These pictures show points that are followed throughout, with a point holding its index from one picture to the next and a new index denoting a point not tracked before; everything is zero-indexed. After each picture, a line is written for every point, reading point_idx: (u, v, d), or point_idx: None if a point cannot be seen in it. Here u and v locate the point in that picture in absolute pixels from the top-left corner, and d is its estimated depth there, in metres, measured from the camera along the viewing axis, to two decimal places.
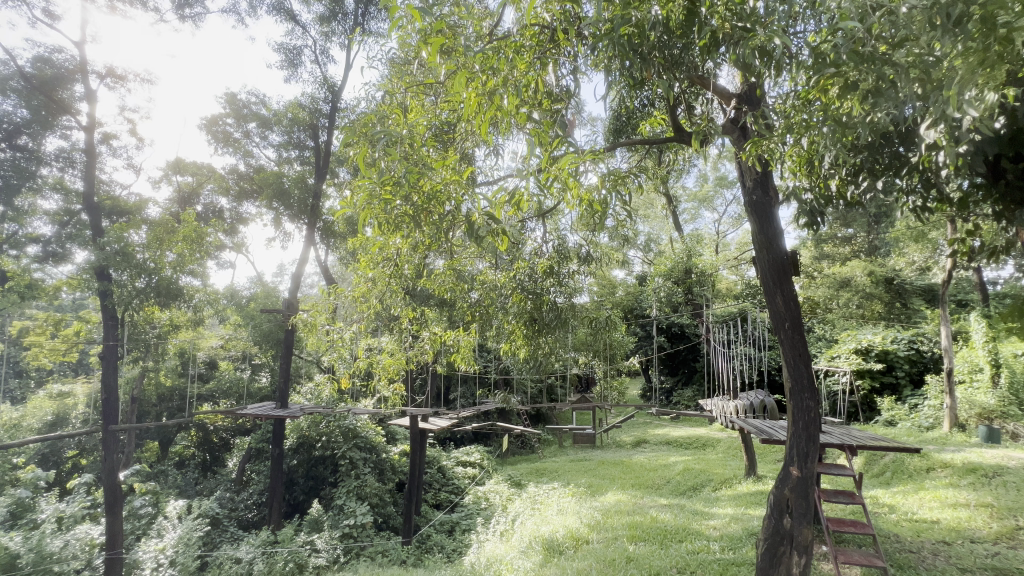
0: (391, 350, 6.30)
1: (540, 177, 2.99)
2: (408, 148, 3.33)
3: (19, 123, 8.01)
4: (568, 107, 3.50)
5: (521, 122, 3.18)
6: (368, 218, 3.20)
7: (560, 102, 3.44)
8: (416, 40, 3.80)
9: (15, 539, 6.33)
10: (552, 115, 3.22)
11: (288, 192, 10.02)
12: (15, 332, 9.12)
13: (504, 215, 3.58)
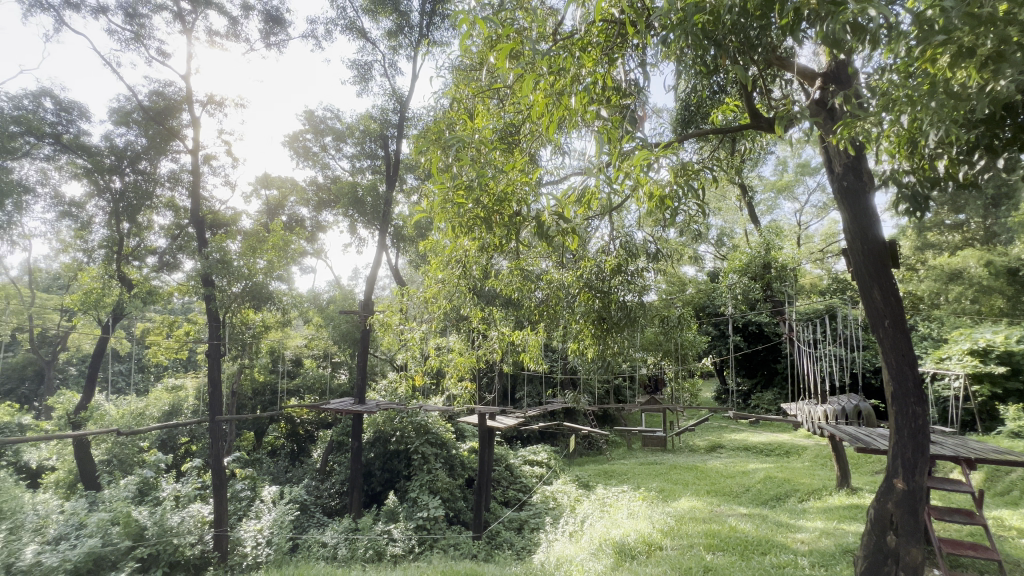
0: (461, 350, 6.48)
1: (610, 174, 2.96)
2: (478, 152, 3.43)
3: (139, 150, 9.17)
4: (637, 102, 3.42)
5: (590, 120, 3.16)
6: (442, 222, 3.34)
7: (629, 97, 3.38)
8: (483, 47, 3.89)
9: (145, 512, 7.41)
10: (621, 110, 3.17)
11: (362, 200, 10.62)
12: (139, 332, 10.42)
13: (573, 214, 3.57)
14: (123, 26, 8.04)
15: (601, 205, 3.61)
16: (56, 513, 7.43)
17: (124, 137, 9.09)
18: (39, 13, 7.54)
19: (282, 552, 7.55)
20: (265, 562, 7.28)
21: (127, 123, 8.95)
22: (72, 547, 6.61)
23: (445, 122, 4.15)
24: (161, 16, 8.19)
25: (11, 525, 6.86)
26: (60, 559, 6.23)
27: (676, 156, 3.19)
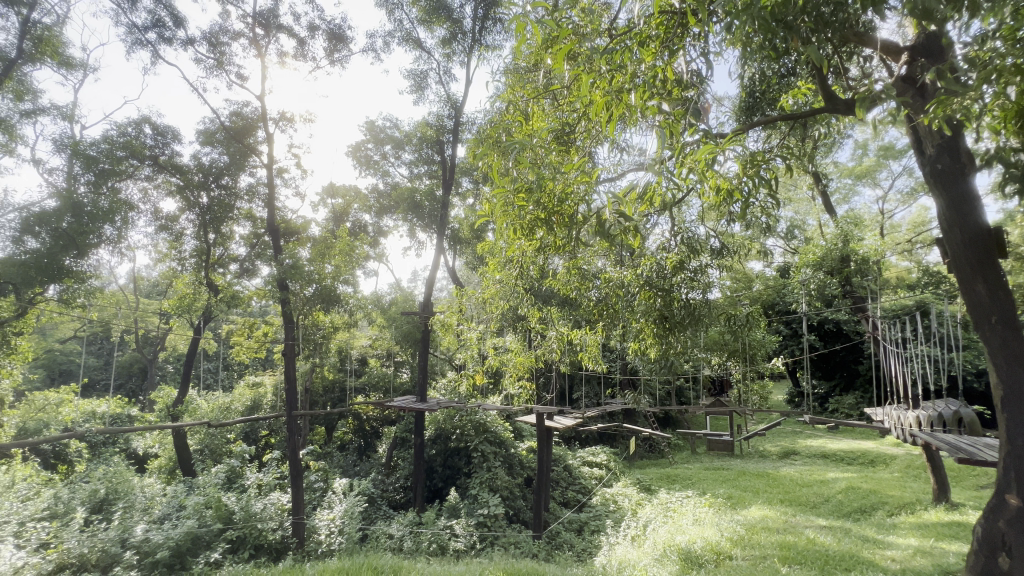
0: (519, 349, 6.51)
1: (673, 170, 2.87)
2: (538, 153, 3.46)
3: (222, 167, 10.02)
4: (700, 93, 3.29)
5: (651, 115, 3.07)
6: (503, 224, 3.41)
7: (692, 89, 3.25)
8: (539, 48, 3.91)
9: (233, 498, 8.10)
10: (683, 103, 3.06)
11: (420, 205, 10.97)
12: (224, 333, 11.36)
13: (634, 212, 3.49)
14: (207, 54, 8.81)
15: (663, 201, 3.51)
16: (159, 496, 8.26)
17: (209, 155, 9.94)
18: (138, 48, 8.43)
19: (352, 541, 7.97)
20: (338, 550, 7.70)
21: (212, 142, 9.78)
22: (174, 527, 7.36)
23: (501, 126, 4.20)
24: (239, 43, 8.89)
25: (124, 505, 7.72)
26: (163, 538, 6.94)
27: (742, 146, 3.02)
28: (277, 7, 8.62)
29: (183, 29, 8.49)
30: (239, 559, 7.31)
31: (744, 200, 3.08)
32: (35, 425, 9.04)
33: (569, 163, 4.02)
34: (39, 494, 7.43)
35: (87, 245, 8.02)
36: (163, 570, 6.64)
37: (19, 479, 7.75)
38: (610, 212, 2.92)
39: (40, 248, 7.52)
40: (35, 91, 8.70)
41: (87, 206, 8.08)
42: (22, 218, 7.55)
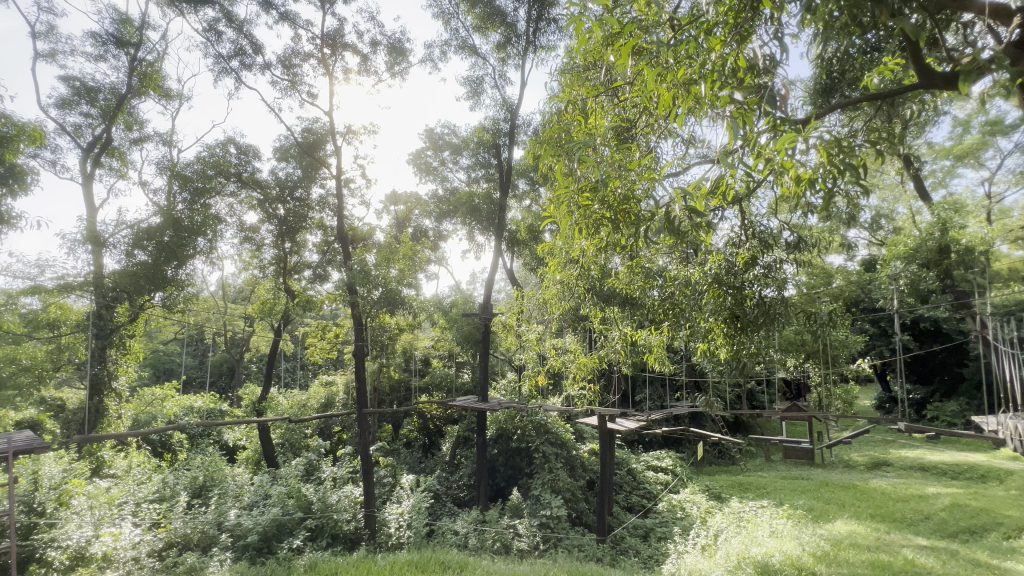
0: (580, 350, 6.42)
1: (749, 161, 2.71)
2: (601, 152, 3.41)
3: (296, 180, 10.76)
4: (775, 78, 3.09)
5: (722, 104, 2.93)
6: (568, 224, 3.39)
7: (765, 75, 3.06)
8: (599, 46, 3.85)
9: (312, 489, 8.66)
10: (757, 90, 2.89)
11: (478, 208, 11.18)
12: (300, 335, 12.16)
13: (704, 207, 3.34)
14: (282, 76, 9.52)
15: (734, 194, 3.33)
16: (248, 484, 8.99)
17: (285, 170, 10.71)
18: (223, 76, 9.26)
19: (420, 535, 8.25)
20: (407, 543, 8.00)
21: (287, 158, 10.53)
22: (261, 513, 7.99)
23: (560, 127, 4.22)
24: (309, 64, 9.53)
25: (218, 492, 8.49)
26: (253, 523, 7.55)
27: (825, 130, 2.79)
28: (342, 27, 9.14)
29: (262, 55, 9.23)
30: (318, 546, 7.79)
31: (827, 188, 2.85)
32: (145, 417, 10.13)
33: (632, 159, 3.94)
34: (150, 478, 8.34)
35: (184, 256, 8.89)
36: (253, 552, 7.24)
37: (134, 464, 8.73)
38: (680, 208, 2.81)
39: (147, 260, 8.45)
40: (142, 121, 9.80)
41: (185, 220, 8.97)
42: (134, 234, 8.57)
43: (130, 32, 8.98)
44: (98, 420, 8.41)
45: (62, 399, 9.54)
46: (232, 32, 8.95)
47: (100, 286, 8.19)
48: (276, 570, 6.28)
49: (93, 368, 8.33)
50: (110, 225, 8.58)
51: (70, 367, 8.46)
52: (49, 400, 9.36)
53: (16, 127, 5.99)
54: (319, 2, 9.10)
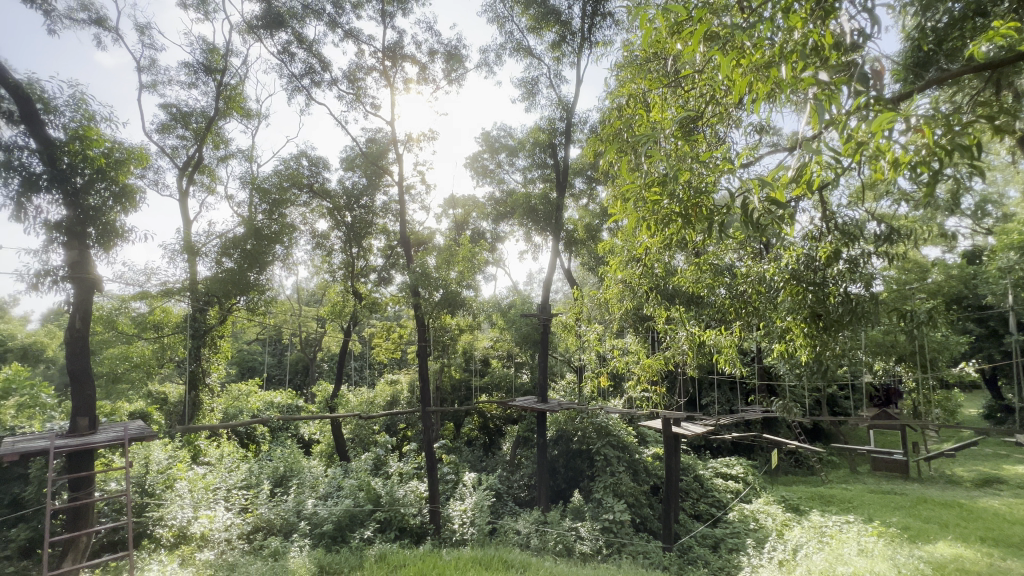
0: (643, 350, 6.23)
1: (837, 147, 2.48)
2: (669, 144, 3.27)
3: (362, 188, 11.32)
4: (862, 56, 2.83)
5: (803, 87, 2.71)
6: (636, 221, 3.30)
7: (850, 53, 2.81)
8: (663, 36, 3.71)
9: (381, 483, 9.06)
10: (843, 70, 2.65)
11: (535, 208, 11.19)
12: (367, 336, 12.76)
13: (783, 200, 3.11)
14: (347, 90, 10.05)
15: (817, 183, 3.08)
16: (323, 475, 9.54)
17: (351, 179, 11.28)
18: (296, 93, 9.92)
19: (483, 533, 8.38)
20: (470, 540, 8.15)
21: (353, 168, 11.11)
22: (335, 503, 8.47)
23: (621, 122, 4.14)
24: (372, 76, 9.99)
25: (297, 482, 9.09)
26: (328, 512, 8.01)
27: (926, 108, 2.50)
28: (402, 38, 9.50)
29: (329, 71, 9.79)
30: (387, 538, 8.13)
31: (930, 170, 2.56)
32: (233, 411, 11.05)
33: (699, 151, 3.78)
34: (238, 467, 9.09)
35: (265, 262, 9.61)
36: (328, 540, 7.68)
37: (225, 453, 9.56)
38: (758, 201, 2.64)
39: (233, 267, 9.21)
40: (227, 140, 10.72)
41: (265, 229, 9.69)
42: (222, 243, 9.39)
43: (217, 60, 9.86)
44: (195, 412, 9.32)
45: (165, 392, 10.62)
46: (302, 52, 9.58)
47: (195, 291, 9.04)
48: (349, 558, 6.63)
49: (190, 365, 9.20)
50: (203, 236, 9.45)
51: (171, 364, 9.42)
52: (154, 393, 10.45)
53: (128, 152, 6.78)
54: (380, 17, 9.52)
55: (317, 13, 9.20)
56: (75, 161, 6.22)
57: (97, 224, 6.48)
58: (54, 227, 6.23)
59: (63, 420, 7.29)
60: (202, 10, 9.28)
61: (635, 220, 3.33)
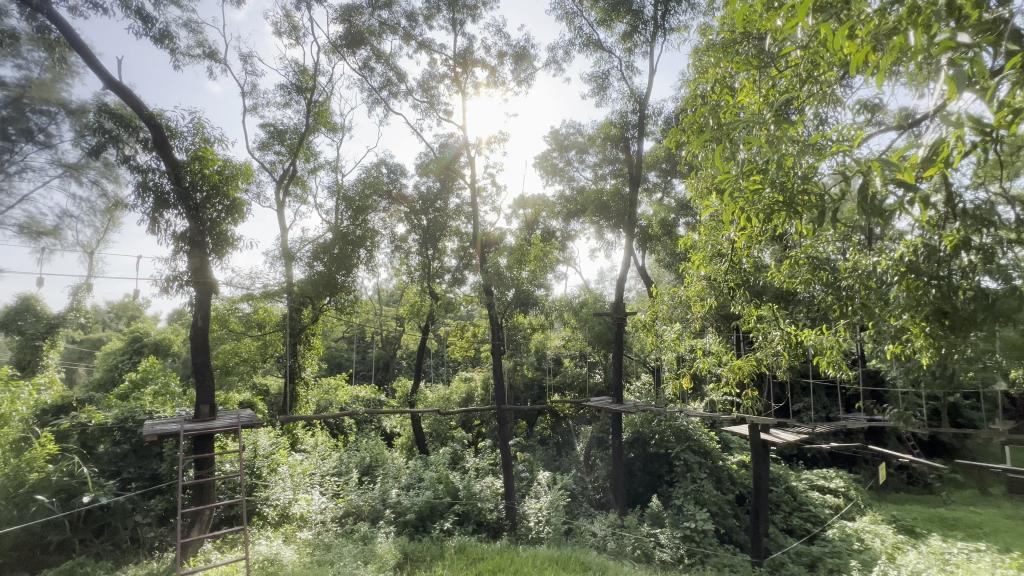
0: (727, 352, 5.88)
1: (981, 121, 2.14)
2: (767, 128, 3.00)
3: (436, 192, 11.75)
4: (1008, 12, 2.41)
5: (932, 53, 2.36)
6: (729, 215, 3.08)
7: (992, 10, 2.42)
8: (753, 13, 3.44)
9: (459, 477, 9.36)
10: (987, 30, 2.27)
11: (607, 205, 10.96)
12: (443, 334, 13.22)
13: (906, 185, 2.74)
14: (422, 99, 10.50)
15: (949, 163, 2.68)
16: (405, 466, 10.04)
17: (426, 184, 11.76)
18: (375, 106, 10.53)
19: (559, 533, 8.37)
20: (547, 539, 8.20)
21: (428, 173, 11.59)
22: (417, 494, 8.88)
23: (707, 110, 3.94)
24: (444, 84, 10.34)
25: (382, 472, 9.65)
26: (411, 502, 8.43)
27: None
28: (471, 44, 9.75)
29: (405, 82, 10.30)
30: (466, 530, 8.39)
31: None
32: (325, 403, 11.95)
33: (797, 136, 3.48)
34: (330, 455, 9.83)
35: (351, 266, 10.31)
36: (411, 529, 8.08)
37: (319, 442, 10.38)
38: (880, 188, 2.34)
39: (324, 270, 9.97)
40: (316, 153, 11.61)
41: (351, 235, 10.38)
42: (314, 249, 10.20)
43: (307, 80, 10.71)
44: (292, 404, 10.20)
45: (267, 385, 11.72)
46: (381, 66, 10.15)
47: (292, 293, 9.90)
48: (431, 547, 6.93)
49: (287, 360, 10.09)
50: (298, 243, 10.32)
51: (273, 359, 10.38)
52: (258, 386, 11.58)
53: (237, 169, 7.59)
54: (451, 26, 9.84)
55: (394, 28, 9.71)
56: (196, 179, 7.08)
57: (213, 234, 7.32)
58: (181, 237, 7.12)
59: (187, 407, 8.32)
60: (293, 35, 10.14)
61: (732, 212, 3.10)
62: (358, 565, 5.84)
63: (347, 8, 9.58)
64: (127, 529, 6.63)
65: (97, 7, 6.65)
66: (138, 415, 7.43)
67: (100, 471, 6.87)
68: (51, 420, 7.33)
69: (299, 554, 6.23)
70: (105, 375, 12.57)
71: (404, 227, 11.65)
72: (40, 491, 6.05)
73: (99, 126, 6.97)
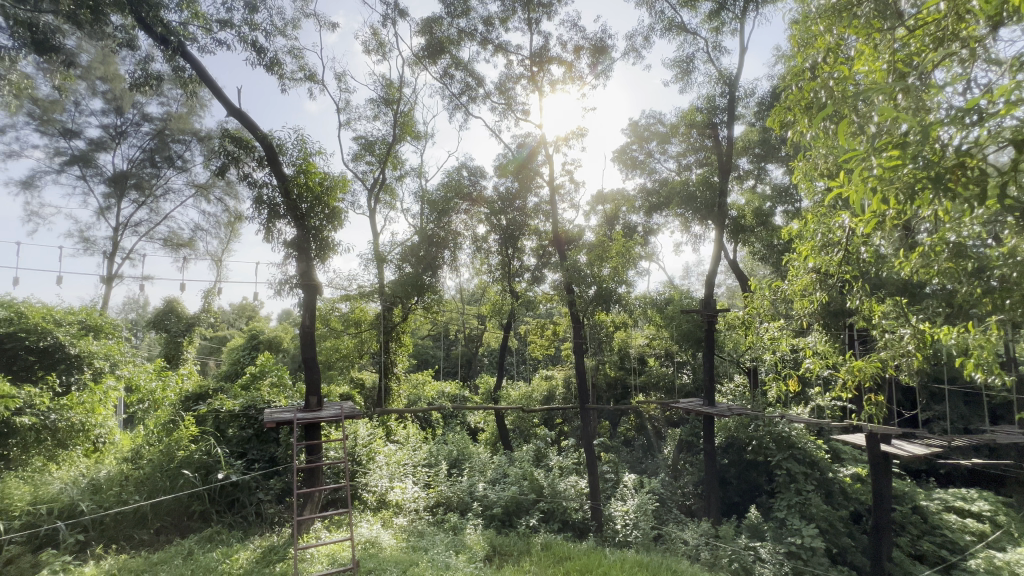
0: (840, 353, 5.27)
1: None
2: (894, 98, 2.63)
3: (515, 192, 11.89)
4: None
5: None
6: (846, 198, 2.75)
7: None
8: None
9: (543, 474, 9.37)
10: None
11: (693, 195, 10.34)
12: (524, 332, 13.32)
13: None
14: (500, 101, 10.68)
15: None
16: (490, 461, 10.27)
17: (505, 185, 11.94)
18: (455, 111, 10.89)
19: (647, 538, 8.10)
20: (635, 543, 7.97)
21: (506, 174, 11.80)
22: (503, 489, 9.05)
23: (817, 82, 3.56)
24: (521, 84, 10.42)
25: (469, 465, 9.97)
26: (497, 496, 8.62)
27: None
28: (547, 41, 9.72)
29: (483, 86, 10.55)
30: (552, 528, 8.39)
31: None
32: (414, 397, 12.59)
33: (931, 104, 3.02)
34: (421, 447, 10.33)
35: (435, 267, 10.78)
36: (498, 522, 8.29)
37: (410, 434, 10.96)
38: None
39: (411, 272, 10.52)
40: (403, 160, 12.28)
41: (435, 236, 10.85)
42: (402, 252, 10.78)
43: (393, 92, 11.37)
44: (386, 397, 10.87)
45: (362, 379, 12.60)
46: (460, 72, 10.48)
47: (383, 293, 10.55)
48: (518, 542, 7.04)
49: (380, 357, 10.77)
50: (388, 246, 10.98)
51: (368, 355, 11.15)
52: (355, 379, 12.48)
53: (334, 179, 8.27)
54: (526, 26, 9.90)
55: (471, 34, 9.98)
56: (301, 192, 7.80)
57: (316, 240, 8.02)
58: (290, 244, 7.89)
59: (297, 398, 9.19)
60: (380, 52, 10.80)
61: (850, 194, 2.76)
62: (450, 554, 6.10)
63: (428, 20, 10.01)
64: (252, 504, 7.43)
65: (221, 44, 7.58)
66: (258, 403, 8.38)
67: (230, 451, 7.87)
68: (192, 406, 8.51)
69: (395, 538, 6.65)
70: (231, 367, 14.28)
71: (485, 228, 11.89)
72: (186, 466, 7.17)
73: (224, 149, 7.90)
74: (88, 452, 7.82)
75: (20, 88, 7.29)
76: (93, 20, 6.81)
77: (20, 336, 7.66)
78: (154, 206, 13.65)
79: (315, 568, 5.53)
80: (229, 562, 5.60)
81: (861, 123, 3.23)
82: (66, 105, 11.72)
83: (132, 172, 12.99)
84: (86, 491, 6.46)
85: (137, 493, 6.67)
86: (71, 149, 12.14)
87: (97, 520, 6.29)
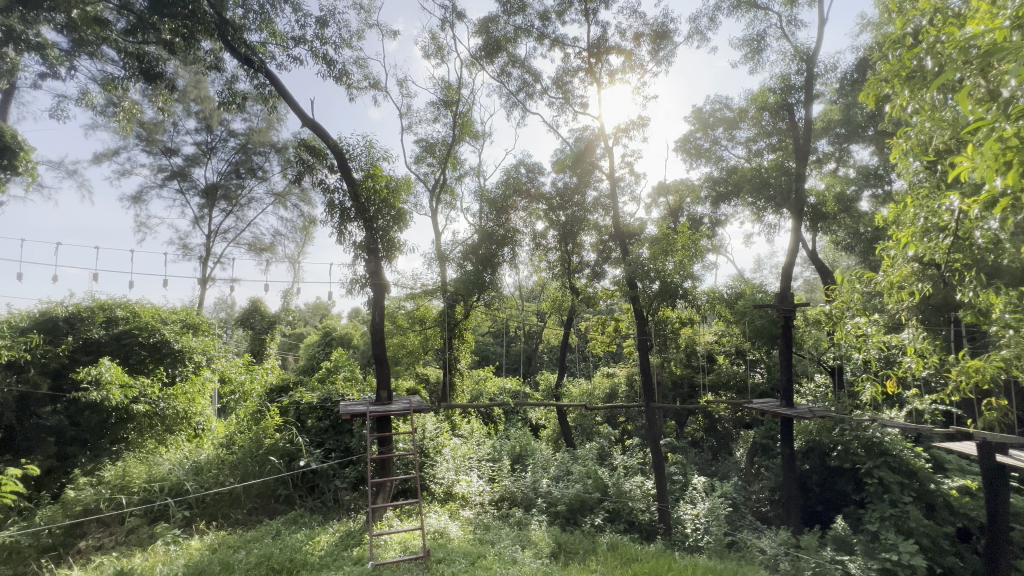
0: (944, 352, 4.73)
1: None
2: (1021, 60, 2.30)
3: (573, 186, 11.75)
4: None
5: None
6: (957, 176, 2.44)
7: None
8: None
9: (607, 473, 9.20)
10: None
11: (766, 182, 9.68)
12: (584, 329, 13.15)
13: None
14: (557, 96, 10.58)
15: None
16: (553, 458, 10.26)
17: (563, 180, 11.85)
18: (512, 109, 10.94)
19: (720, 544, 7.75)
20: (707, 548, 7.65)
21: (564, 169, 11.71)
22: (566, 486, 8.99)
23: (919, 48, 3.19)
24: (578, 77, 10.27)
25: (532, 461, 10.03)
26: (561, 493, 8.59)
27: None
28: (606, 31, 9.50)
29: (540, 82, 10.51)
30: (617, 528, 8.23)
31: None
32: (476, 393, 12.83)
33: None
34: (484, 442, 10.53)
35: (496, 264, 10.93)
36: (563, 519, 8.27)
37: (473, 429, 11.19)
38: None
39: (473, 270, 10.73)
40: (462, 161, 12.51)
41: (495, 235, 10.99)
42: (463, 250, 11.00)
43: (452, 94, 11.61)
44: (450, 392, 11.17)
45: (427, 374, 13.03)
46: (517, 70, 10.50)
47: (446, 291, 10.84)
48: (583, 541, 6.99)
49: (444, 353, 11.07)
50: (450, 245, 11.24)
51: (432, 351, 11.50)
52: (420, 374, 12.92)
53: (398, 181, 8.61)
54: (583, 17, 9.73)
55: (528, 30, 9.96)
56: (369, 195, 8.20)
57: (383, 241, 8.38)
58: (360, 246, 8.31)
59: (368, 392, 9.68)
60: (439, 55, 11.07)
61: (961, 173, 2.45)
62: (516, 548, 6.17)
63: (485, 20, 10.11)
64: (331, 491, 7.93)
65: (296, 60, 8.11)
66: (334, 396, 8.93)
67: (310, 440, 8.43)
68: (276, 397, 9.23)
69: (462, 530, 6.83)
70: (308, 362, 15.31)
71: (543, 224, 11.84)
72: (272, 453, 7.78)
73: (300, 159, 8.45)
74: (191, 437, 8.70)
75: (130, 114, 8.21)
76: (187, 47, 7.52)
77: (135, 333, 8.64)
78: (240, 214, 14.89)
79: (388, 554, 5.82)
80: (312, 544, 6.02)
81: (976, 91, 2.86)
82: (166, 126, 13.07)
83: (222, 183, 14.27)
84: (190, 472, 7.20)
85: (232, 476, 7.34)
86: (171, 166, 13.54)
87: (200, 499, 6.99)
